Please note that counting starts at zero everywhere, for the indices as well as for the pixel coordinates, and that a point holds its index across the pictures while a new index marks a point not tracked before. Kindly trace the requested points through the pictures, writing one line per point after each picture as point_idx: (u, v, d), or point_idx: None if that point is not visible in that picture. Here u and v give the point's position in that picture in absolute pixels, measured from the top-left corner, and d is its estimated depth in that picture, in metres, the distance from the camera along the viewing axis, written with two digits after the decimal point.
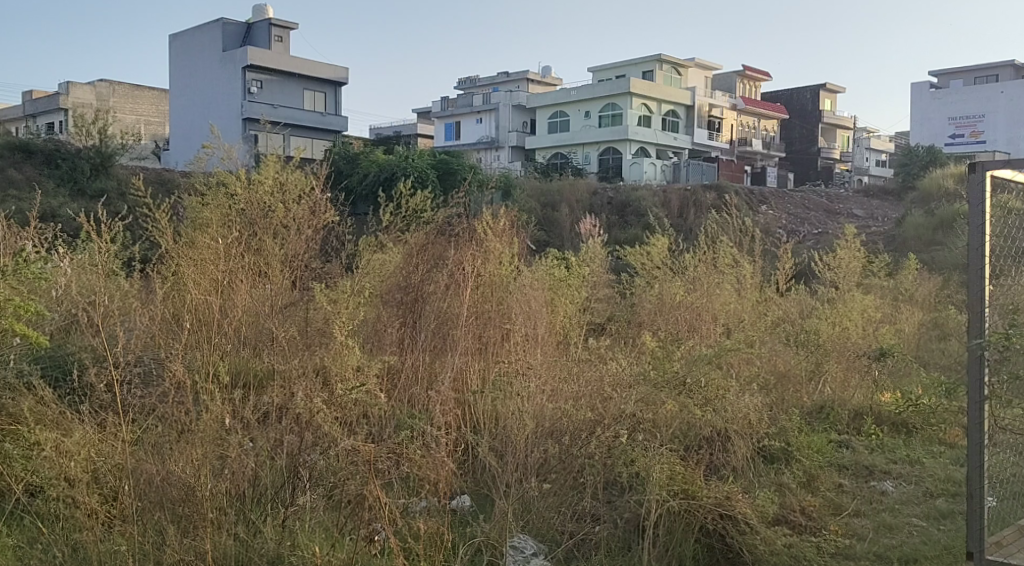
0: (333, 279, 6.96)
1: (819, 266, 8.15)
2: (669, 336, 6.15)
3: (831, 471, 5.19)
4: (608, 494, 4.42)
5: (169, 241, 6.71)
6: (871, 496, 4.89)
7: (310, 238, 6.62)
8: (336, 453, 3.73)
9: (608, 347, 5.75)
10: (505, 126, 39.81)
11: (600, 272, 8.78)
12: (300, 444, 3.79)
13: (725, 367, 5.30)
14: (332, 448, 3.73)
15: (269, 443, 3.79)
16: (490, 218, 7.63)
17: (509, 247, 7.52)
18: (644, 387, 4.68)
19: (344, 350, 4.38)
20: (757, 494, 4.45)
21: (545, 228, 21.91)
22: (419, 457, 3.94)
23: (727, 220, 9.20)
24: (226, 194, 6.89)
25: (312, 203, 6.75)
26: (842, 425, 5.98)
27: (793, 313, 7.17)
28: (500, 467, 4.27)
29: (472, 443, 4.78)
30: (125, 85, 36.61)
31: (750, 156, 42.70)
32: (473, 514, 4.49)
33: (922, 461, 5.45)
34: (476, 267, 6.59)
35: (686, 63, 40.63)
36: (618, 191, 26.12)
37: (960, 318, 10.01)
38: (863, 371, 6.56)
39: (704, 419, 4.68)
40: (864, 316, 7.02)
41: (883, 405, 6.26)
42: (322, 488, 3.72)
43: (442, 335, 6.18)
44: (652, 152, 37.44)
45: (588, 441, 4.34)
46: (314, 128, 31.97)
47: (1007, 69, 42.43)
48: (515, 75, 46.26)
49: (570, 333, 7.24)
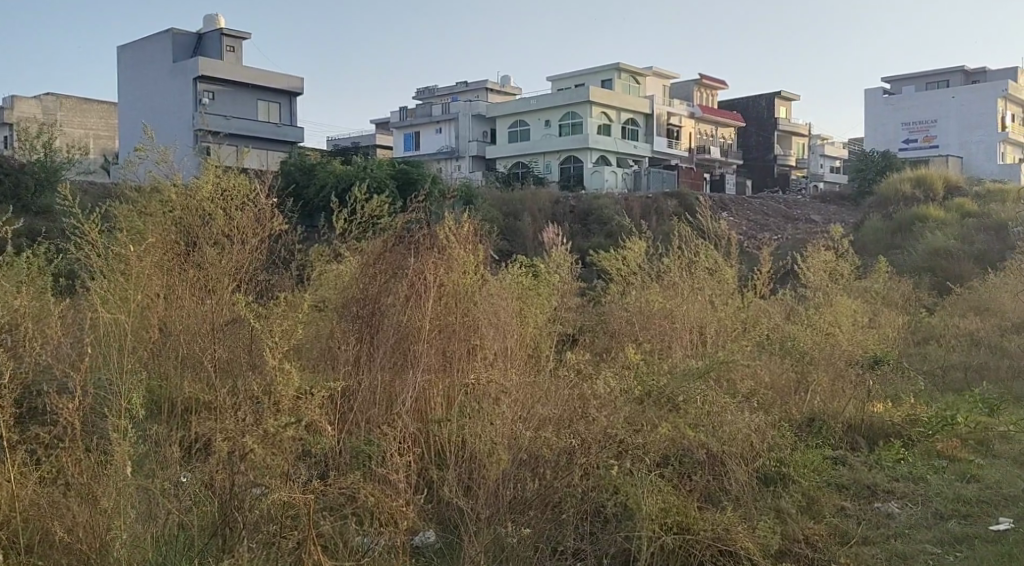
0: (277, 293, 6.49)
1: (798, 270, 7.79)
2: (650, 350, 5.70)
3: (831, 491, 4.76)
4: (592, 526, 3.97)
5: (98, 256, 6.10)
6: (877, 520, 4.47)
7: (255, 248, 6.10)
8: (275, 498, 3.34)
9: (585, 360, 5.29)
10: (465, 136, 39.36)
11: (569, 280, 8.33)
12: (231, 486, 3.30)
13: (710, 381, 4.87)
14: (270, 493, 3.34)
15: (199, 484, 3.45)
16: (452, 223, 7.14)
17: (474, 254, 7.03)
18: (629, 406, 4.28)
19: (282, 374, 3.84)
20: (756, 523, 4.04)
21: (508, 237, 21.47)
22: (375, 491, 3.59)
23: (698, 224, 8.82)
24: (162, 203, 6.31)
25: (257, 210, 6.20)
26: (835, 440, 5.57)
27: (776, 319, 6.77)
28: (470, 504, 3.82)
29: (435, 476, 4.32)
30: (73, 98, 35.45)
31: (710, 165, 42.75)
32: (440, 550, 4.12)
33: (926, 478, 5.05)
34: (439, 276, 6.02)
35: (645, 72, 40.55)
36: (580, 199, 25.78)
37: (936, 321, 9.76)
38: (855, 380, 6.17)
39: (693, 438, 4.30)
40: (852, 321, 6.64)
41: (875, 416, 5.87)
42: (262, 535, 3.30)
43: (402, 351, 5.75)
44: (613, 160, 37.20)
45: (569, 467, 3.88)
46: (270, 140, 31.20)
47: (958, 75, 43.18)
48: (473, 85, 45.89)
49: (541, 346, 6.78)
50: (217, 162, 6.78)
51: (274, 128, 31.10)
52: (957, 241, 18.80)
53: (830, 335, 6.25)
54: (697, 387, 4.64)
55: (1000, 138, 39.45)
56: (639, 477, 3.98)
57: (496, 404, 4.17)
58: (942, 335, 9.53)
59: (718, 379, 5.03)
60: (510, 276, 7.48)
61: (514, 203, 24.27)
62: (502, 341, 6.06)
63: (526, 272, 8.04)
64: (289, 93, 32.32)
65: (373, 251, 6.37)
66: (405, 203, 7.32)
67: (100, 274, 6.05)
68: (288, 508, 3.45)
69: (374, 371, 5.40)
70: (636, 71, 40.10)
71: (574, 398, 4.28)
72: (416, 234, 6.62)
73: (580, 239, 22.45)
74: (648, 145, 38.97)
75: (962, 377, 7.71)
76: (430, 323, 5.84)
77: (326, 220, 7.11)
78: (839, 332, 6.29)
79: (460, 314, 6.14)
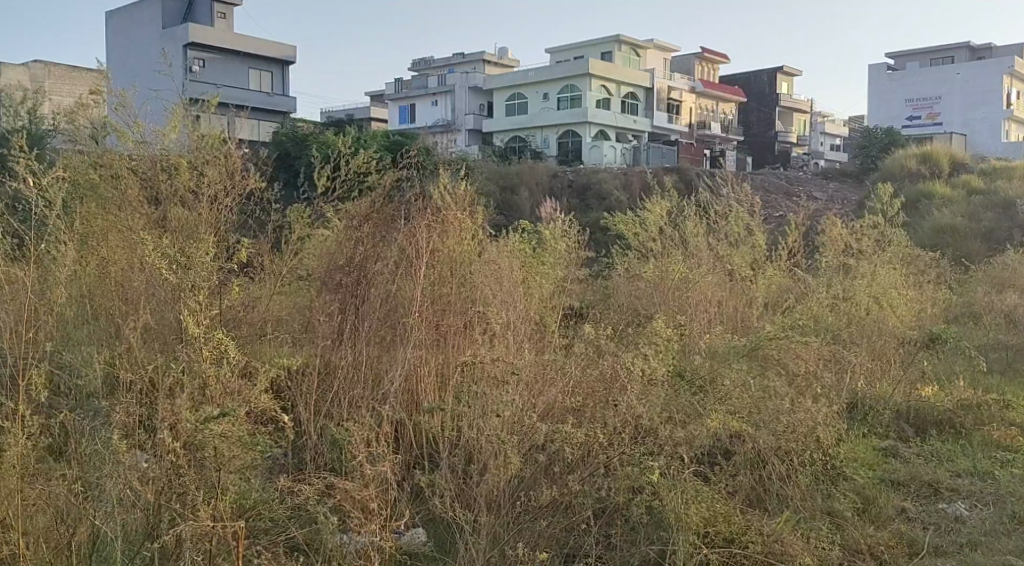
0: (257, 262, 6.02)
1: (828, 242, 7.09)
2: (671, 328, 5.02)
3: (887, 489, 4.10)
4: (612, 529, 3.40)
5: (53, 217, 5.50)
6: (945, 524, 3.80)
7: (228, 208, 5.62)
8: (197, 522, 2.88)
9: (599, 339, 4.61)
10: (461, 108, 38.42)
11: (576, 251, 7.63)
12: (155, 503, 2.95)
13: (744, 364, 4.19)
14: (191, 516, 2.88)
15: (122, 492, 3.02)
16: (448, 183, 6.44)
17: (472, 218, 6.34)
18: (660, 390, 3.67)
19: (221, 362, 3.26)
20: (808, 531, 3.47)
21: (503, 211, 20.70)
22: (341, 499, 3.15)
23: (712, 195, 8.12)
24: (130, 165, 5.80)
25: (227, 164, 5.74)
26: (882, 428, 4.91)
27: (808, 293, 6.08)
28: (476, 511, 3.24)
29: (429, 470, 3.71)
30: (61, 67, 34.55)
31: (710, 141, 41.86)
32: (432, 556, 3.54)
33: (993, 473, 4.38)
34: (431, 240, 5.43)
35: (645, 45, 39.67)
36: (578, 174, 25.08)
37: (969, 302, 9.00)
38: (901, 361, 5.50)
39: (731, 427, 3.67)
40: (894, 296, 5.94)
41: (925, 402, 5.19)
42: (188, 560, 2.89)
43: (391, 324, 5.16)
44: (612, 134, 36.36)
45: (581, 458, 3.35)
46: (262, 110, 30.30)
47: (963, 51, 42.30)
48: (469, 57, 44.92)
49: (546, 320, 6.10)
50: (187, 111, 6.08)
51: (265, 98, 30.20)
52: (966, 218, 18.06)
53: (870, 312, 5.58)
54: (733, 368, 3.99)
55: (1006, 115, 38.55)
56: (667, 468, 3.41)
57: (506, 387, 3.57)
58: (978, 316, 8.80)
59: (754, 360, 4.37)
60: (511, 243, 6.78)
61: (510, 177, 23.53)
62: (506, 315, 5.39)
63: (528, 241, 7.34)
64: (282, 62, 31.46)
65: (360, 213, 5.71)
66: (397, 161, 6.61)
67: (56, 238, 5.48)
68: (236, 526, 2.89)
69: (359, 345, 4.84)
70: (636, 43, 39.22)
71: (592, 379, 3.72)
72: (409, 195, 5.92)
73: (578, 214, 21.70)
74: (648, 119, 38.11)
75: (1007, 359, 7.01)
76: (420, 293, 5.25)
77: (309, 179, 6.41)
78: (880, 309, 5.62)
79: (458, 285, 5.51)
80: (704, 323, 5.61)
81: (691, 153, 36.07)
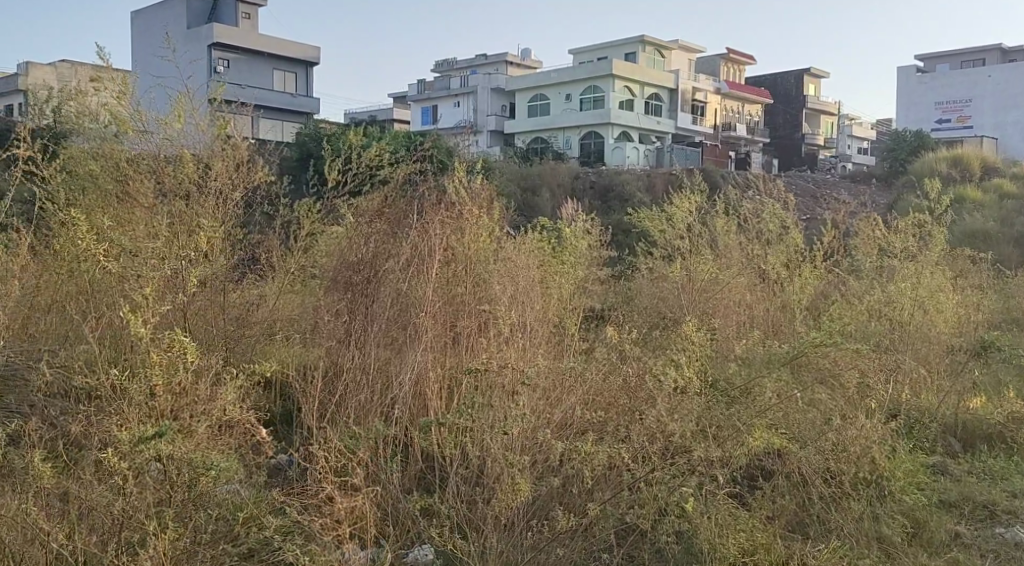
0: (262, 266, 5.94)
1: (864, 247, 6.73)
2: (697, 333, 4.69)
3: (935, 509, 3.82)
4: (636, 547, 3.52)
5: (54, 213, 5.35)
6: (1001, 550, 3.51)
7: (231, 202, 5.39)
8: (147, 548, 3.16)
9: (625, 348, 4.36)
10: (484, 109, 38.07)
11: (599, 251, 7.33)
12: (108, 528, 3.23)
13: (782, 373, 3.92)
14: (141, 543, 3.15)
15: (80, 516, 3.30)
16: (466, 179, 6.15)
17: (490, 215, 6.05)
18: (699, 407, 3.67)
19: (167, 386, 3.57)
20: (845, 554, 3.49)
21: (524, 212, 20.38)
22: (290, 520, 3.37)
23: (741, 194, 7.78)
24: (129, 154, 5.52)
25: (235, 156, 5.51)
26: (929, 442, 4.56)
27: (843, 297, 5.74)
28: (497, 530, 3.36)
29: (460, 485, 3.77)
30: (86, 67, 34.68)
31: (735, 143, 41.33)
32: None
33: None
34: (445, 238, 5.20)
35: (669, 46, 39.20)
36: (601, 175, 24.71)
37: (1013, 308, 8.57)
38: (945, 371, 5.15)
39: (769, 444, 3.70)
40: (939, 300, 5.58)
41: (974, 415, 4.84)
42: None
43: (402, 325, 4.97)
44: (635, 135, 35.95)
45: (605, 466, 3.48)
46: (284, 110, 30.17)
47: (995, 52, 41.43)
48: (492, 58, 44.58)
49: (567, 322, 5.80)
50: (188, 98, 5.66)
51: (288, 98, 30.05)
52: (1001, 223, 17.50)
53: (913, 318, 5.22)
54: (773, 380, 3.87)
55: None
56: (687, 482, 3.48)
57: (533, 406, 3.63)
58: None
59: (793, 368, 4.05)
60: (531, 242, 6.49)
61: (532, 178, 23.24)
62: (522, 315, 5.10)
63: (549, 240, 7.04)
64: (305, 62, 31.33)
65: (370, 208, 5.45)
66: (411, 154, 6.33)
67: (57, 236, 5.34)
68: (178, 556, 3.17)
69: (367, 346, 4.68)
70: (660, 44, 38.78)
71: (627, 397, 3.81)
72: (422, 189, 5.64)
73: (600, 216, 21.35)
74: (671, 121, 37.67)
75: None
76: (432, 293, 5.04)
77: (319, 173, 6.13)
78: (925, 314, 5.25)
79: (473, 282, 5.25)
80: (735, 329, 5.28)
81: (716, 154, 35.62)
